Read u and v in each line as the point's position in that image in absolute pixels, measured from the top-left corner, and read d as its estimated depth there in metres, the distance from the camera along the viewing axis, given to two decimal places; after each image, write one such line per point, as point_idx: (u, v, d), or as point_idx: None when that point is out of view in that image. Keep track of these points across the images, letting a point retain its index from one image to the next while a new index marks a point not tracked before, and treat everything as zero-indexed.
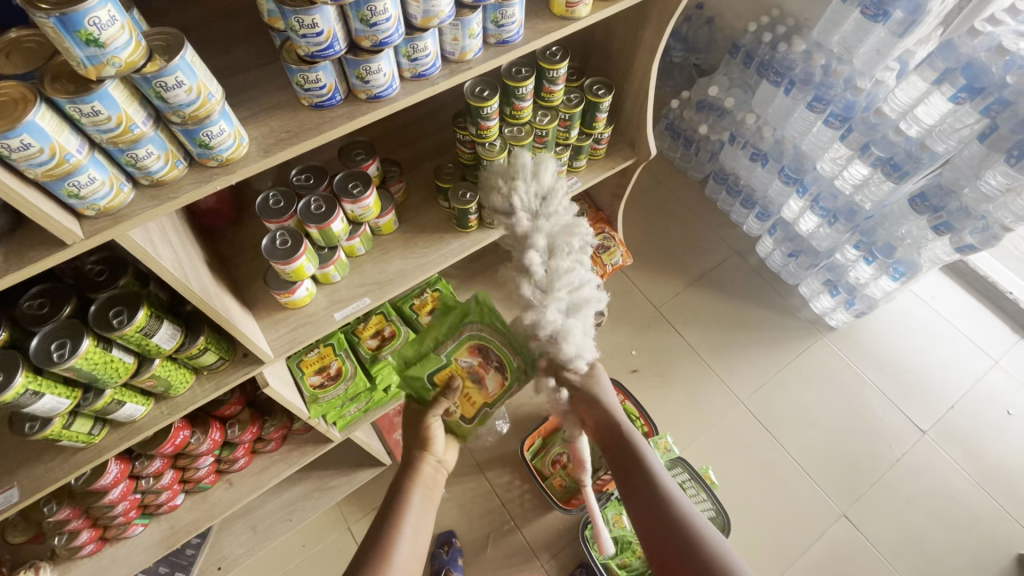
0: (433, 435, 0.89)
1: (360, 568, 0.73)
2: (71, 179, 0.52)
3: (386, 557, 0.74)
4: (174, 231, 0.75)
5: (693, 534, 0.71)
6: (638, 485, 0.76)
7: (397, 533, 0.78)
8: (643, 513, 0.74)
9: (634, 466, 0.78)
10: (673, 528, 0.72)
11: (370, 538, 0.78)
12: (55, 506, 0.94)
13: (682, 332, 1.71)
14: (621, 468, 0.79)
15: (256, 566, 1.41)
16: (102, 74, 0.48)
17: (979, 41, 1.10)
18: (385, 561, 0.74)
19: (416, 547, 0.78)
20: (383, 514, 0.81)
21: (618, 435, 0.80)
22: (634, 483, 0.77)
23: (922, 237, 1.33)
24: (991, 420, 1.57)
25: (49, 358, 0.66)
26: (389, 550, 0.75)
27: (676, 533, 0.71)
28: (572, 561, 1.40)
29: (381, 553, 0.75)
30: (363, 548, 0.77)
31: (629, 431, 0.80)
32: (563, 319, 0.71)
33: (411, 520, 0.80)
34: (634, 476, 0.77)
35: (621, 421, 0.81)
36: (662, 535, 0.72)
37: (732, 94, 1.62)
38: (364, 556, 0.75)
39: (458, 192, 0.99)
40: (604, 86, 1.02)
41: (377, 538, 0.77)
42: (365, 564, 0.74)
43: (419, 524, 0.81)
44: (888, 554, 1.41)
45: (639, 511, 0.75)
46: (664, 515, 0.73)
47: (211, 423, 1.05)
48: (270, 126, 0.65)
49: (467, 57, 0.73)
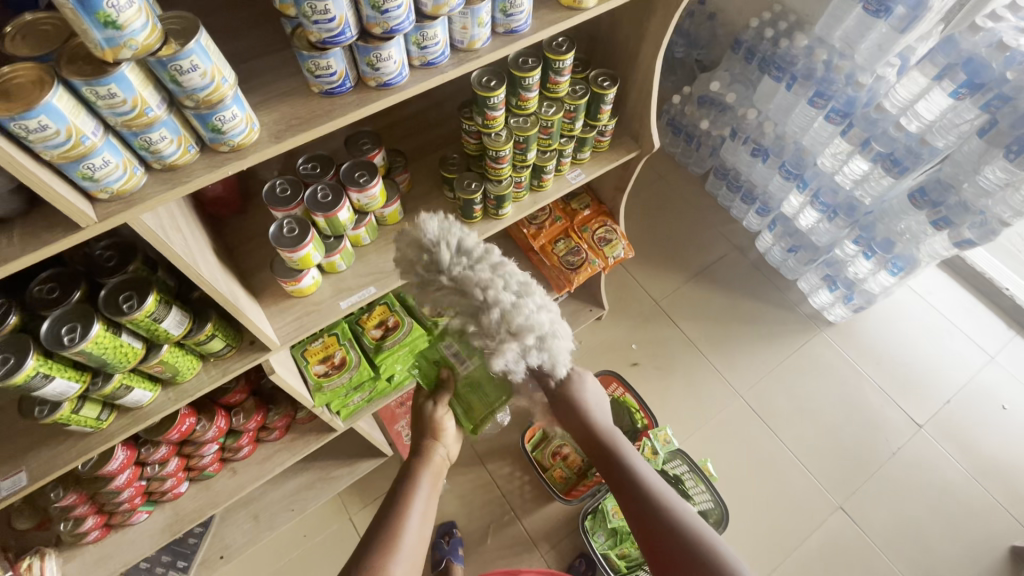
0: (445, 425, 0.89)
1: (368, 546, 0.73)
2: (86, 162, 0.52)
3: (396, 538, 0.74)
4: (183, 217, 0.75)
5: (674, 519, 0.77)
6: (624, 480, 0.81)
7: (407, 514, 0.77)
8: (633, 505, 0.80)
9: (618, 461, 0.83)
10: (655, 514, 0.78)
11: (380, 519, 0.78)
12: (62, 492, 0.95)
13: (680, 324, 1.72)
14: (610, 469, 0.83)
15: (258, 555, 1.42)
16: (119, 56, 0.48)
17: (980, 37, 1.10)
18: (394, 540, 0.74)
19: (422, 530, 0.78)
20: (393, 497, 0.80)
21: (602, 437, 0.84)
22: (618, 476, 0.82)
23: (921, 232, 1.33)
24: (986, 414, 1.59)
25: (60, 341, 0.66)
26: (400, 527, 0.75)
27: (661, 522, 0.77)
28: (572, 551, 1.42)
29: (392, 532, 0.75)
30: (372, 531, 0.76)
31: (613, 431, 0.84)
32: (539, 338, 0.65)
33: (419, 504, 0.79)
34: (620, 477, 0.82)
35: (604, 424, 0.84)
36: (650, 527, 0.77)
37: (734, 90, 1.62)
38: (373, 537, 0.75)
39: (463, 182, 1.00)
40: (609, 78, 1.03)
41: (386, 520, 0.77)
42: (377, 545, 0.73)
43: (428, 507, 0.81)
44: (883, 545, 1.43)
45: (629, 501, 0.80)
46: (647, 503, 0.79)
47: (217, 411, 1.06)
48: (280, 112, 0.66)
49: (475, 45, 0.74)
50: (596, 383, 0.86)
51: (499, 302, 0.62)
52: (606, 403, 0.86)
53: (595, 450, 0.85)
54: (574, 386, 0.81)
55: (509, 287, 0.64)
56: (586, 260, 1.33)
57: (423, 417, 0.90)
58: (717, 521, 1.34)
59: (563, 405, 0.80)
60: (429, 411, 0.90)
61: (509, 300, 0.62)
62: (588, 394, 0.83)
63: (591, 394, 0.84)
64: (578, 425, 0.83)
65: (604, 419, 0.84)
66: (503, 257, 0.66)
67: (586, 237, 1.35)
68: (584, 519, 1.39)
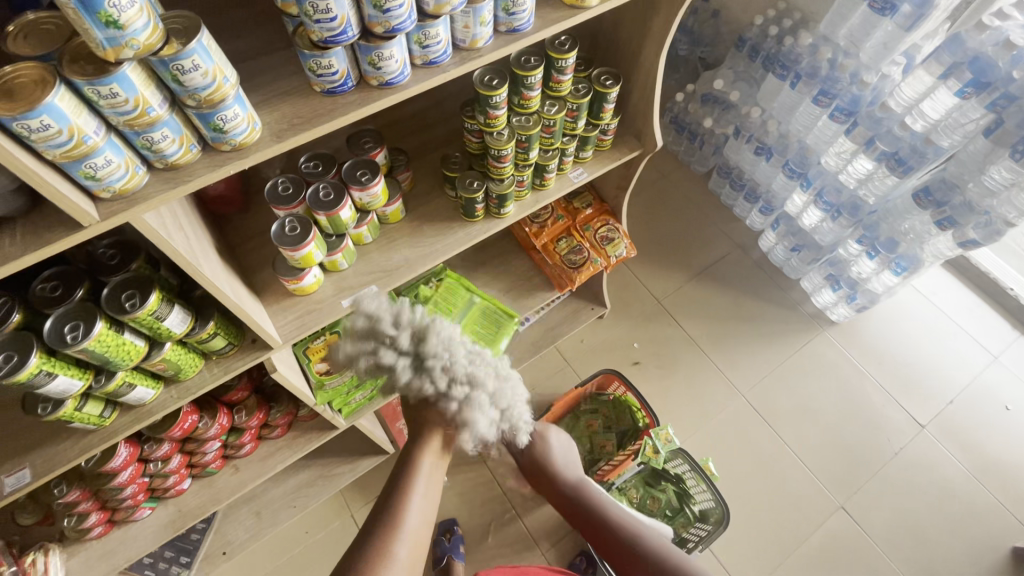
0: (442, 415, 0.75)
1: (368, 534, 0.70)
2: (88, 161, 0.52)
3: (398, 520, 0.71)
4: (185, 216, 0.75)
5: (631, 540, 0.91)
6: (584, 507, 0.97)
7: (410, 497, 0.73)
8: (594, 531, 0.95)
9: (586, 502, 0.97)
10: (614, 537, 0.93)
11: (381, 504, 0.74)
12: (65, 488, 0.96)
13: (682, 324, 1.72)
14: (581, 513, 0.97)
15: (260, 551, 1.42)
16: (121, 56, 0.48)
17: (986, 36, 1.08)
18: (397, 522, 0.71)
19: (427, 511, 0.74)
20: (396, 476, 0.76)
21: (571, 486, 0.97)
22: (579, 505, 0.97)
23: (926, 232, 1.33)
24: (989, 415, 1.58)
25: (63, 340, 0.67)
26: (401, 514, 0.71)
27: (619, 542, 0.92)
28: (572, 550, 1.42)
29: (394, 519, 0.71)
30: (375, 512, 0.73)
31: (582, 481, 0.98)
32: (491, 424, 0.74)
33: (422, 485, 0.75)
34: (590, 517, 0.96)
35: (568, 466, 0.98)
36: (621, 548, 0.92)
37: (737, 88, 1.61)
38: (373, 522, 0.71)
39: (465, 181, 1.00)
40: (612, 77, 1.03)
41: (387, 504, 0.73)
42: (377, 530, 0.70)
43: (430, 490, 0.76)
44: (884, 545, 1.43)
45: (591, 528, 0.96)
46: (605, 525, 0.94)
47: (219, 409, 1.06)
48: (282, 112, 0.66)
49: (477, 44, 0.74)
50: (562, 437, 1.00)
51: (453, 397, 0.71)
52: (573, 457, 1.00)
53: (567, 502, 0.98)
54: (541, 439, 0.97)
55: (462, 374, 0.72)
56: (588, 259, 1.32)
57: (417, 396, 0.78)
58: (718, 520, 1.33)
59: (533, 457, 0.96)
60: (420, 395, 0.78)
61: (462, 396, 0.71)
62: (554, 447, 0.98)
63: (558, 448, 0.98)
64: (549, 477, 0.97)
65: (573, 471, 0.98)
66: (449, 344, 0.72)
67: (589, 236, 1.35)
68: None
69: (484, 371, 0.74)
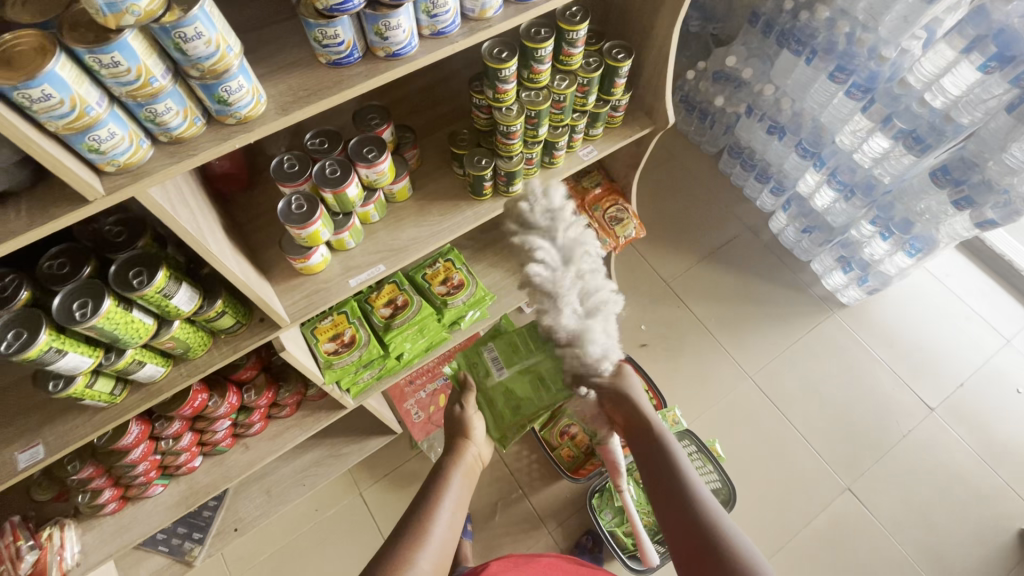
0: (474, 424, 0.88)
1: (393, 544, 0.70)
2: (92, 133, 0.51)
3: (423, 532, 0.71)
4: (190, 191, 0.74)
5: (719, 531, 0.65)
6: (662, 476, 0.71)
7: (436, 510, 0.74)
8: (665, 505, 0.69)
9: (661, 459, 0.72)
10: (701, 529, 0.65)
11: (406, 518, 0.74)
12: (78, 465, 0.97)
13: (691, 306, 1.70)
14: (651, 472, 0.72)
15: (270, 528, 1.45)
16: (122, 23, 0.47)
17: (1012, 7, 1.03)
18: (421, 536, 0.71)
19: (452, 526, 0.75)
20: (423, 492, 0.78)
21: (647, 434, 0.74)
22: (656, 467, 0.71)
23: (941, 212, 1.29)
24: (998, 397, 1.57)
25: (71, 317, 0.66)
26: (426, 523, 0.72)
27: (703, 530, 0.65)
28: (579, 528, 1.44)
29: (418, 528, 0.71)
30: (399, 526, 0.73)
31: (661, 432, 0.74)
32: (579, 322, 0.68)
33: (450, 498, 0.77)
34: (660, 476, 0.71)
35: (650, 416, 0.75)
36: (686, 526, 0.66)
37: (750, 65, 1.56)
38: (395, 541, 0.70)
39: (473, 158, 0.98)
40: (624, 50, 1.00)
41: (412, 518, 0.73)
42: (400, 541, 0.70)
43: (459, 503, 0.78)
44: (891, 528, 1.43)
45: (661, 500, 0.69)
46: (691, 507, 0.67)
47: (228, 388, 1.07)
48: (287, 84, 0.64)
49: (487, 14, 0.71)
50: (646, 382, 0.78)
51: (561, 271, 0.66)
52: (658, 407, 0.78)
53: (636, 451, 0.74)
54: (624, 373, 0.75)
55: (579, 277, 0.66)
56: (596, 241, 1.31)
57: (452, 420, 0.89)
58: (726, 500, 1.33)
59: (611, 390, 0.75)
60: (457, 414, 0.90)
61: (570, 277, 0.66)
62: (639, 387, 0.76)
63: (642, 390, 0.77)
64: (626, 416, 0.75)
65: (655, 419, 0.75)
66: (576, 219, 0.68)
67: (598, 217, 1.33)
68: (591, 497, 1.40)
69: (602, 277, 0.68)
